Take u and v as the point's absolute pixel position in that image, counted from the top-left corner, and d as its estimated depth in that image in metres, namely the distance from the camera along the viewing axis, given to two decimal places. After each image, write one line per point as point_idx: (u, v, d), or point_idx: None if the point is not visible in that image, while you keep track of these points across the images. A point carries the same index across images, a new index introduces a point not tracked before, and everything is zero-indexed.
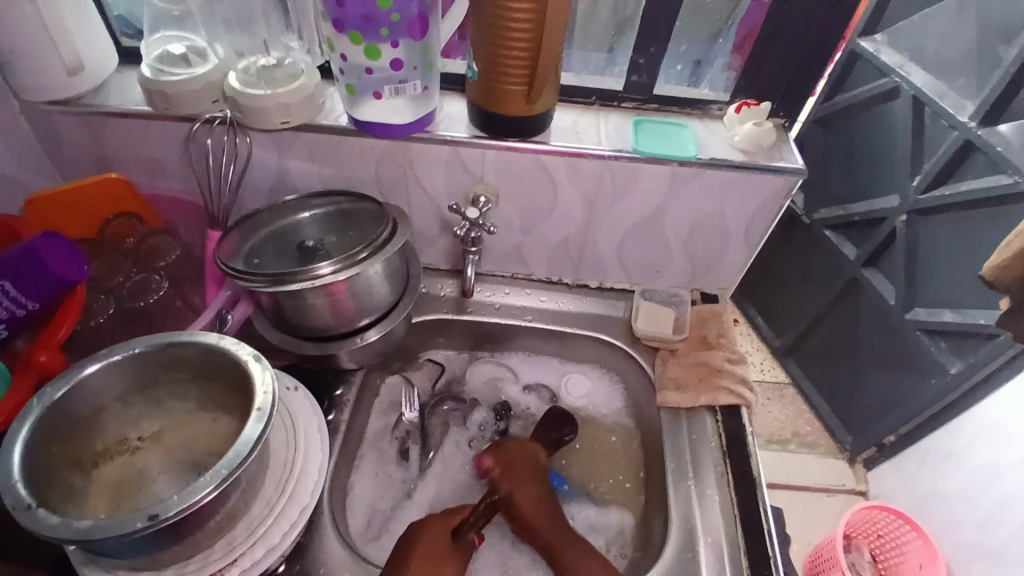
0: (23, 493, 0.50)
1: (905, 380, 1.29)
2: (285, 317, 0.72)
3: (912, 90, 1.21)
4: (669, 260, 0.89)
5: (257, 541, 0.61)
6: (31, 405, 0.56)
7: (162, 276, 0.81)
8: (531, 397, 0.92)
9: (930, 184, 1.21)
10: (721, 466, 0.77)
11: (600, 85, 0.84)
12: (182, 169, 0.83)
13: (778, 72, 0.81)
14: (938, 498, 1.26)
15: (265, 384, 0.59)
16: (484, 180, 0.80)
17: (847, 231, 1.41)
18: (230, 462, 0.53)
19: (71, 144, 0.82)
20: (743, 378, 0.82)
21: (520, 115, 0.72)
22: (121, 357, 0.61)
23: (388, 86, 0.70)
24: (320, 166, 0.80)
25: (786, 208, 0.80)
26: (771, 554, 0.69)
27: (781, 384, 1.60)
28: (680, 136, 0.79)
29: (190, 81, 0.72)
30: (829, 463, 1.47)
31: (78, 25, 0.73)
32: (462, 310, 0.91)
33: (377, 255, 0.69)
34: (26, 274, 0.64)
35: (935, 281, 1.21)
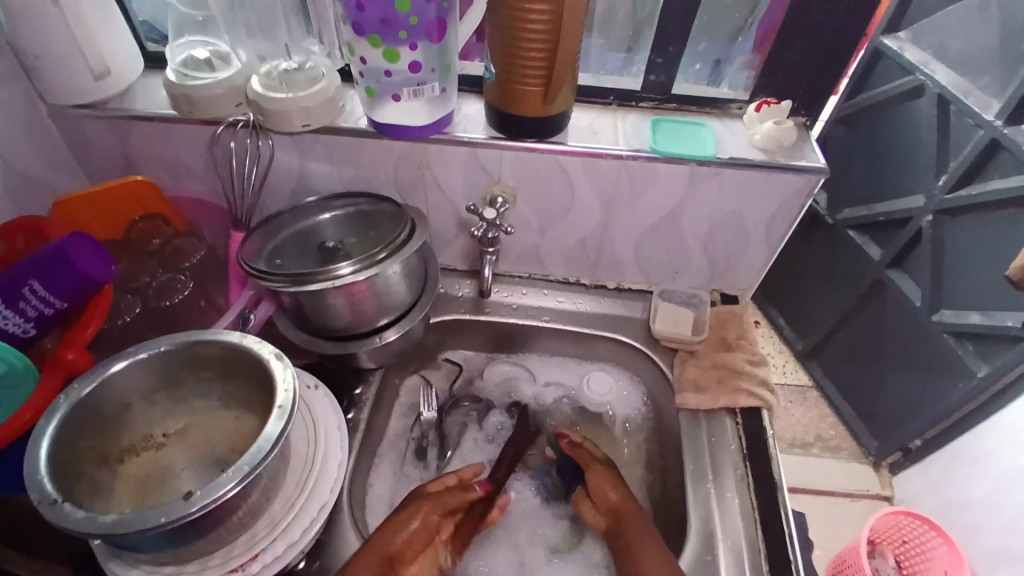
0: (49, 487, 0.51)
1: (932, 382, 1.26)
2: (306, 317, 0.74)
3: (936, 88, 1.18)
4: (687, 261, 0.88)
5: (278, 536, 0.61)
6: (58, 401, 0.58)
7: (187, 276, 0.82)
8: (552, 391, 0.93)
9: (956, 183, 1.18)
10: (740, 469, 0.76)
11: (617, 85, 0.84)
12: (205, 171, 0.85)
13: (800, 70, 0.80)
14: (964, 503, 1.22)
15: (287, 382, 0.60)
16: (502, 180, 0.80)
17: (871, 231, 1.38)
18: (252, 458, 0.54)
19: (98, 149, 0.84)
20: (764, 380, 0.82)
21: (536, 115, 0.72)
22: (147, 354, 0.63)
23: (407, 88, 0.70)
24: (341, 168, 0.81)
25: (808, 208, 0.79)
26: (792, 558, 0.68)
27: (804, 387, 1.58)
28: (699, 135, 0.78)
29: (215, 86, 0.74)
30: (853, 467, 1.44)
31: (106, 33, 0.75)
32: (479, 310, 0.91)
33: (395, 255, 0.70)
34: (53, 274, 0.66)
35: (961, 281, 1.19)
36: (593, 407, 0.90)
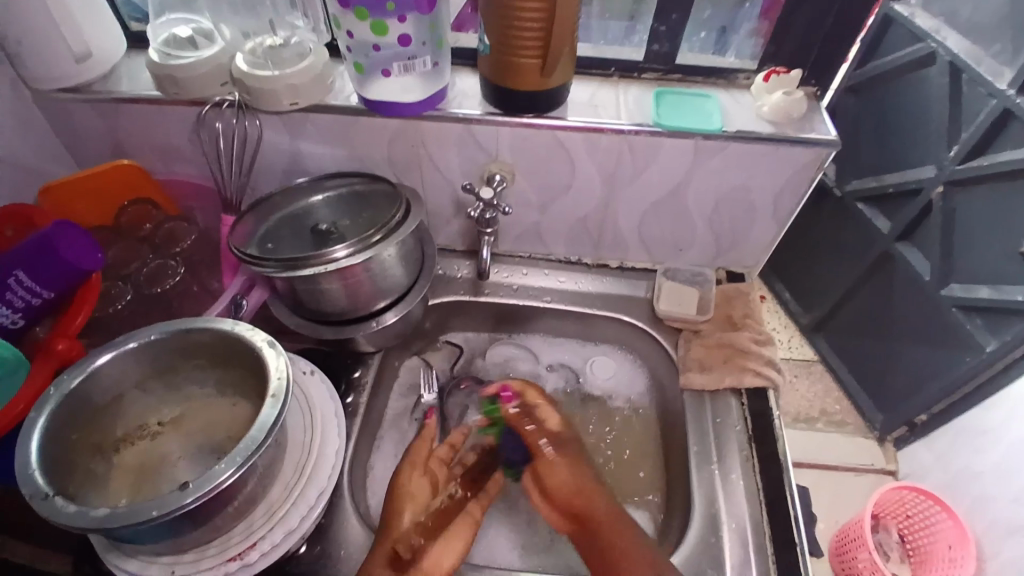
0: (41, 482, 0.51)
1: (939, 356, 1.24)
2: (301, 302, 0.72)
3: (948, 55, 1.14)
4: (692, 238, 0.86)
5: (277, 524, 0.61)
6: (48, 394, 0.56)
7: (178, 261, 0.80)
8: (554, 375, 0.90)
9: (969, 154, 1.14)
10: (746, 450, 0.75)
11: (619, 55, 0.81)
12: (194, 153, 0.82)
13: (809, 37, 0.76)
14: (971, 473, 1.21)
15: (280, 370, 0.59)
16: (499, 157, 0.77)
17: (880, 203, 1.34)
18: (246, 448, 0.53)
19: (85, 132, 0.82)
20: (771, 360, 0.80)
21: (534, 89, 0.69)
22: (137, 343, 0.61)
23: (397, 63, 0.68)
24: (333, 147, 0.78)
25: (817, 181, 0.76)
26: (797, 540, 0.67)
27: (808, 361, 1.55)
28: (704, 107, 0.75)
29: (200, 64, 0.71)
30: (857, 442, 1.43)
31: (85, 11, 0.72)
32: (479, 292, 0.89)
33: (391, 238, 0.68)
34: (40, 263, 0.64)
35: (972, 254, 1.16)
36: (592, 391, 0.89)
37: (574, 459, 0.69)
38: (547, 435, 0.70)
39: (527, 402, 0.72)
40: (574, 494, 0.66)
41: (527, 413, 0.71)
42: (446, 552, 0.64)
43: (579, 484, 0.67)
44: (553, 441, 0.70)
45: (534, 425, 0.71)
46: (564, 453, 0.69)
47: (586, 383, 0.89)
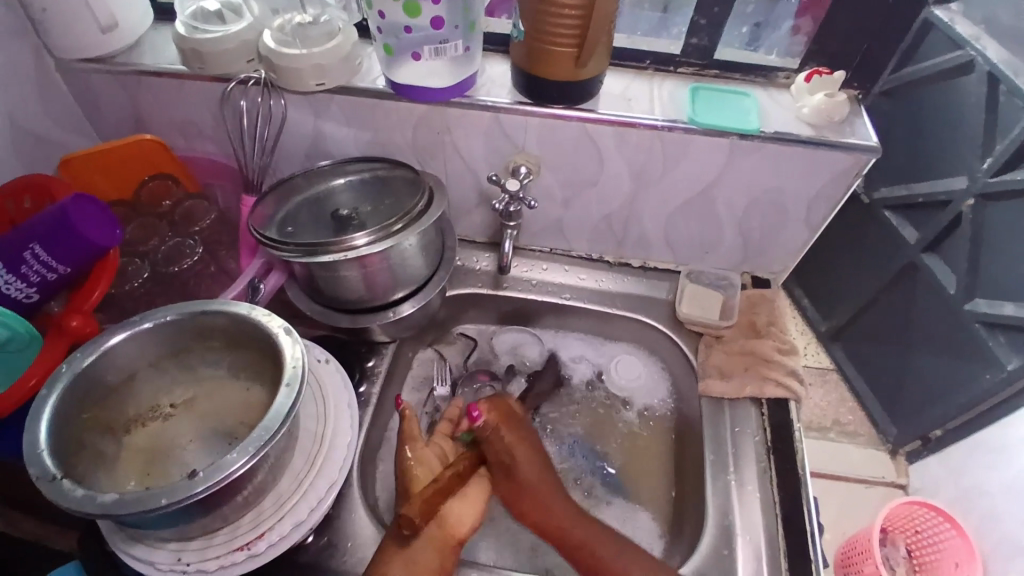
0: (49, 463, 0.50)
1: (960, 370, 1.15)
2: (318, 288, 0.71)
3: (987, 64, 1.02)
4: (719, 239, 0.84)
5: (285, 516, 0.60)
6: (60, 371, 0.56)
7: (195, 241, 0.79)
8: (577, 368, 0.88)
9: (1001, 167, 1.03)
10: (763, 460, 0.73)
11: (653, 47, 0.78)
12: (216, 131, 0.81)
13: (855, 38, 0.73)
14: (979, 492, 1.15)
15: (296, 357, 0.58)
16: (526, 150, 0.75)
17: (908, 212, 1.23)
18: (258, 438, 0.52)
19: (107, 105, 0.80)
20: (794, 370, 0.78)
21: (567, 80, 0.67)
22: (151, 324, 0.60)
23: (427, 46, 0.66)
24: (357, 130, 0.77)
25: (853, 189, 0.74)
26: (814, 556, 0.66)
27: (825, 369, 1.44)
28: (741, 105, 0.73)
29: (226, 40, 0.70)
30: (869, 452, 1.34)
31: None
32: (498, 286, 0.87)
33: (412, 226, 0.66)
34: (57, 238, 0.63)
35: (1000, 266, 1.06)
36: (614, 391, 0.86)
37: (532, 476, 0.65)
38: (505, 447, 0.66)
39: (494, 419, 0.67)
40: (531, 503, 0.64)
41: (495, 428, 0.66)
42: (464, 509, 0.62)
43: (540, 500, 0.64)
44: (510, 456, 0.65)
45: (499, 440, 0.66)
46: (520, 466, 0.65)
47: (609, 381, 0.87)
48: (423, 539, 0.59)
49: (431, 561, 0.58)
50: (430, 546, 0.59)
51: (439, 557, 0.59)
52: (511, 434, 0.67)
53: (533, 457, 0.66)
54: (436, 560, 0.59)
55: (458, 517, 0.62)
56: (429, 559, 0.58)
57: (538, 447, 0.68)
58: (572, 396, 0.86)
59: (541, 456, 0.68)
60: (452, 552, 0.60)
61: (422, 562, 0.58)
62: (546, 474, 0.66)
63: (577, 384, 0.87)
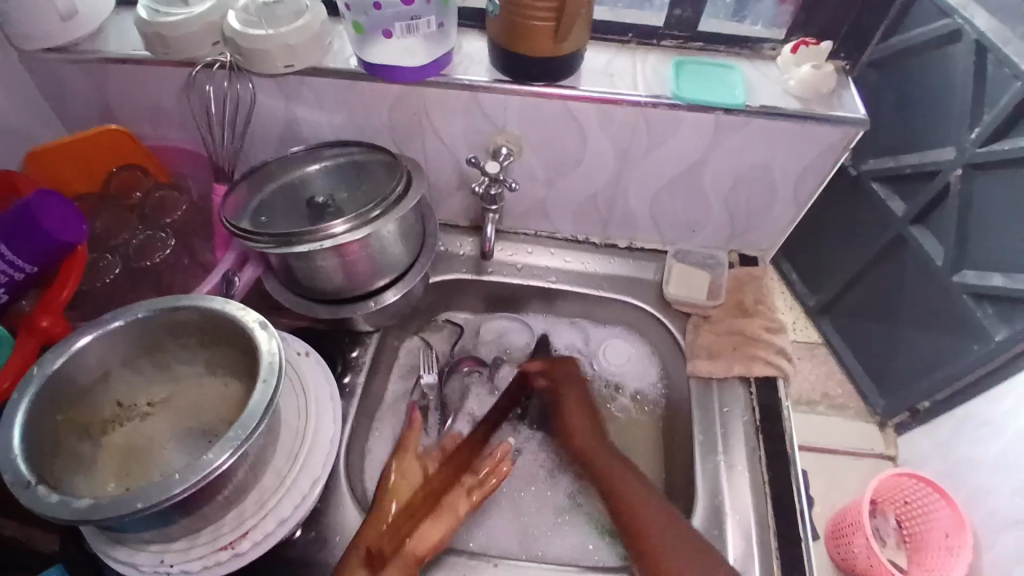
0: (23, 468, 0.49)
1: (946, 342, 1.13)
2: (297, 279, 0.69)
3: (974, 33, 0.97)
4: (706, 217, 0.82)
5: (268, 514, 0.59)
6: (31, 374, 0.54)
7: (168, 233, 0.77)
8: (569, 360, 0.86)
9: (992, 135, 0.99)
10: (753, 441, 0.72)
11: (638, 20, 0.76)
12: (184, 117, 0.77)
13: (843, 9, 0.72)
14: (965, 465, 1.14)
15: (272, 351, 0.56)
16: (506, 130, 0.73)
17: (896, 184, 1.18)
18: (237, 435, 0.50)
19: (69, 93, 0.77)
20: (782, 349, 0.77)
21: (547, 56, 0.64)
22: (122, 322, 0.58)
23: (399, 23, 0.63)
24: (330, 114, 0.74)
25: (843, 162, 0.72)
26: (803, 535, 0.65)
27: (812, 344, 1.41)
28: (728, 78, 0.71)
29: (190, 22, 0.66)
30: (856, 425, 1.31)
31: None
32: (482, 272, 0.85)
33: (391, 212, 0.64)
34: (21, 235, 0.61)
35: (988, 239, 1.03)
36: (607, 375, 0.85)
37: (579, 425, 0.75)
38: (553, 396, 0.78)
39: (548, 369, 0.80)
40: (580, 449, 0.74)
41: (553, 379, 0.79)
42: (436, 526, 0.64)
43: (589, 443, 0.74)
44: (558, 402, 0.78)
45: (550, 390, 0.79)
46: (567, 412, 0.77)
47: (599, 368, 0.86)
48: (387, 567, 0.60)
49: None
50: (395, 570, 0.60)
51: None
52: (563, 381, 0.79)
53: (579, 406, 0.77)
54: None
55: (426, 537, 0.63)
56: None
57: (589, 402, 0.78)
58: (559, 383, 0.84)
59: (588, 405, 0.78)
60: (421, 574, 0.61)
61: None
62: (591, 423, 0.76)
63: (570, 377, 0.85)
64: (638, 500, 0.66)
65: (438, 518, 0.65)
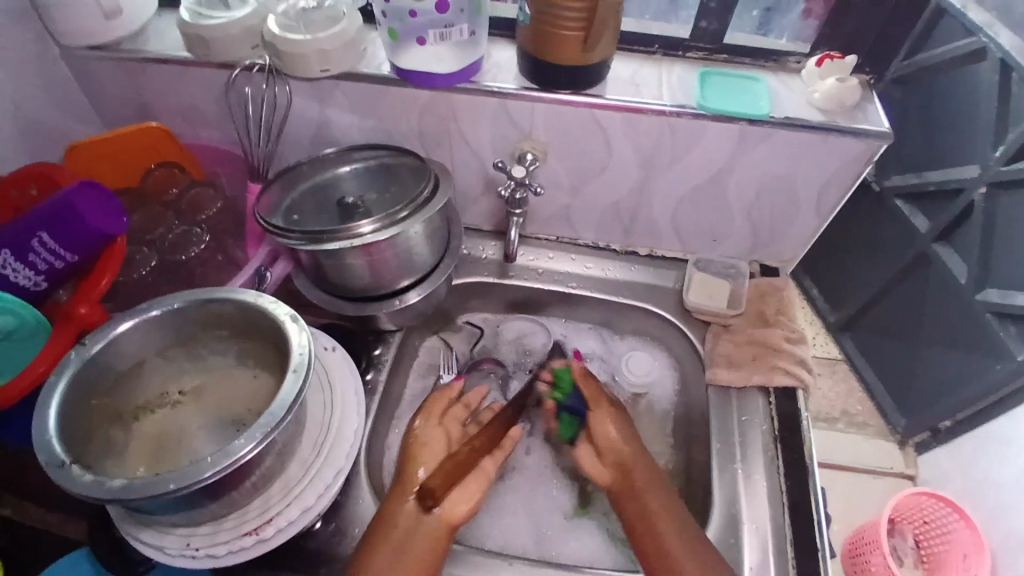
0: (58, 449, 0.51)
1: (968, 360, 1.11)
2: (324, 276, 0.71)
3: (999, 52, 0.96)
4: (728, 227, 0.83)
5: (291, 503, 0.60)
6: (69, 359, 0.56)
7: (203, 229, 0.79)
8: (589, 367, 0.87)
9: (1017, 154, 0.98)
10: (771, 450, 0.73)
11: (664, 31, 0.77)
12: (219, 118, 0.80)
13: (868, 25, 0.72)
14: (988, 485, 1.11)
15: (302, 345, 0.58)
16: (532, 136, 0.74)
17: (921, 200, 1.17)
18: (267, 423, 0.52)
19: (112, 93, 0.80)
20: (802, 359, 0.77)
21: (575, 64, 0.66)
22: (158, 312, 0.60)
23: (433, 31, 0.66)
24: (360, 117, 0.76)
25: (866, 175, 0.73)
26: (821, 545, 0.65)
27: (832, 360, 1.39)
28: (753, 90, 0.72)
29: (230, 25, 0.69)
30: (876, 444, 1.30)
31: None
32: (504, 275, 0.87)
33: (418, 214, 0.66)
34: (63, 226, 0.63)
35: (1012, 256, 1.01)
36: (629, 389, 0.84)
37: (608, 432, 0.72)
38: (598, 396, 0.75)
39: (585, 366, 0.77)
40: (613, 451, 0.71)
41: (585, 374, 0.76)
42: (464, 496, 0.66)
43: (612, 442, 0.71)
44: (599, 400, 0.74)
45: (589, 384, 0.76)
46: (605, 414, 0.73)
47: (620, 378, 0.86)
48: (418, 522, 0.62)
49: (423, 546, 0.60)
50: (430, 528, 0.62)
51: (430, 544, 0.61)
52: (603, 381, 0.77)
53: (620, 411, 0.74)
54: (429, 547, 0.60)
55: (455, 505, 0.65)
56: (427, 548, 0.60)
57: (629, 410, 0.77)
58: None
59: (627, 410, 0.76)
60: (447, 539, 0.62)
61: (416, 543, 0.60)
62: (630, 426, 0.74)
63: None
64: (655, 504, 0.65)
65: (471, 484, 0.67)
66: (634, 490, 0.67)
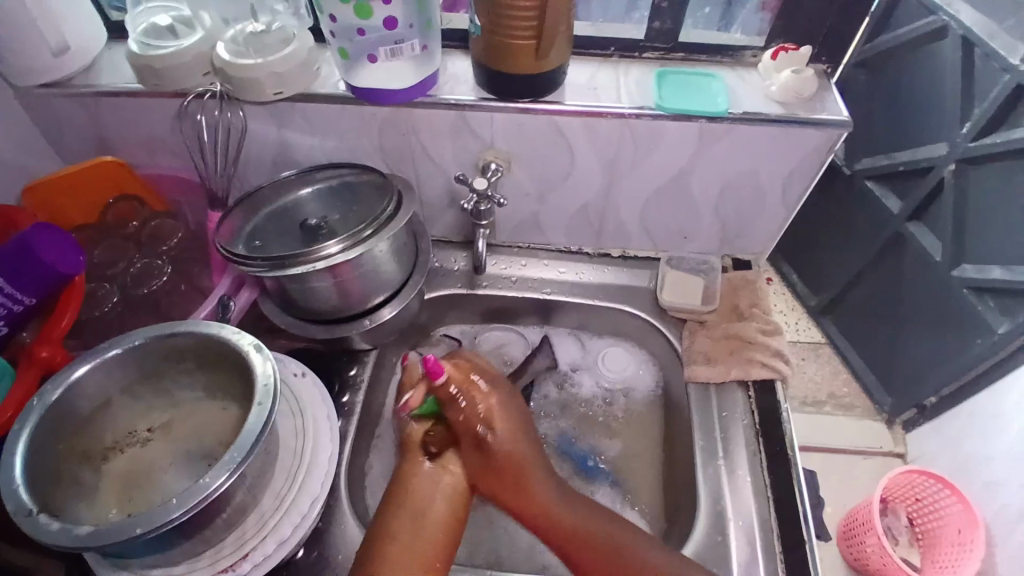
0: (24, 497, 0.49)
1: (947, 338, 1.11)
2: (292, 301, 0.70)
3: (960, 29, 0.96)
4: (697, 224, 0.83)
5: (268, 535, 0.59)
6: (31, 405, 0.54)
7: (165, 260, 0.78)
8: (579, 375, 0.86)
9: (982, 130, 0.97)
10: (753, 444, 0.73)
11: (618, 34, 0.77)
12: (177, 147, 0.79)
13: (820, 16, 0.72)
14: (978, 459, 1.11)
15: (267, 373, 0.57)
16: (494, 146, 0.74)
17: (891, 181, 1.16)
18: (238, 452, 0.51)
19: (66, 128, 0.78)
20: (779, 351, 0.77)
21: (529, 72, 0.65)
22: (120, 350, 0.59)
23: (384, 47, 0.65)
24: (320, 137, 0.75)
25: (828, 164, 0.73)
26: (807, 536, 0.66)
27: (816, 344, 1.39)
28: (710, 87, 0.71)
29: (181, 53, 0.68)
30: (864, 424, 1.30)
31: (66, 7, 0.70)
32: (474, 285, 0.86)
33: (382, 232, 0.65)
34: (18, 268, 0.62)
35: (987, 228, 1.01)
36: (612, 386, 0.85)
37: (507, 447, 0.62)
38: (482, 419, 0.63)
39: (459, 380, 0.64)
40: (512, 483, 0.60)
41: (461, 389, 0.64)
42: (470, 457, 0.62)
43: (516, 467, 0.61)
44: (487, 422, 0.62)
45: (468, 402, 0.63)
46: (500, 437, 0.62)
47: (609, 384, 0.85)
48: (434, 483, 0.60)
49: (442, 509, 0.58)
50: (446, 490, 0.60)
51: (450, 506, 0.59)
52: (484, 398, 0.64)
53: (512, 432, 0.63)
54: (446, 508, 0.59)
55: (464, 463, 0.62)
56: (442, 508, 0.58)
57: (522, 422, 0.65)
58: (543, 401, 0.84)
59: (521, 425, 0.64)
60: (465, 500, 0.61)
61: (437, 507, 0.58)
62: (526, 447, 0.63)
63: (582, 392, 0.85)
64: (579, 524, 0.58)
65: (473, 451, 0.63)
66: (556, 523, 0.58)
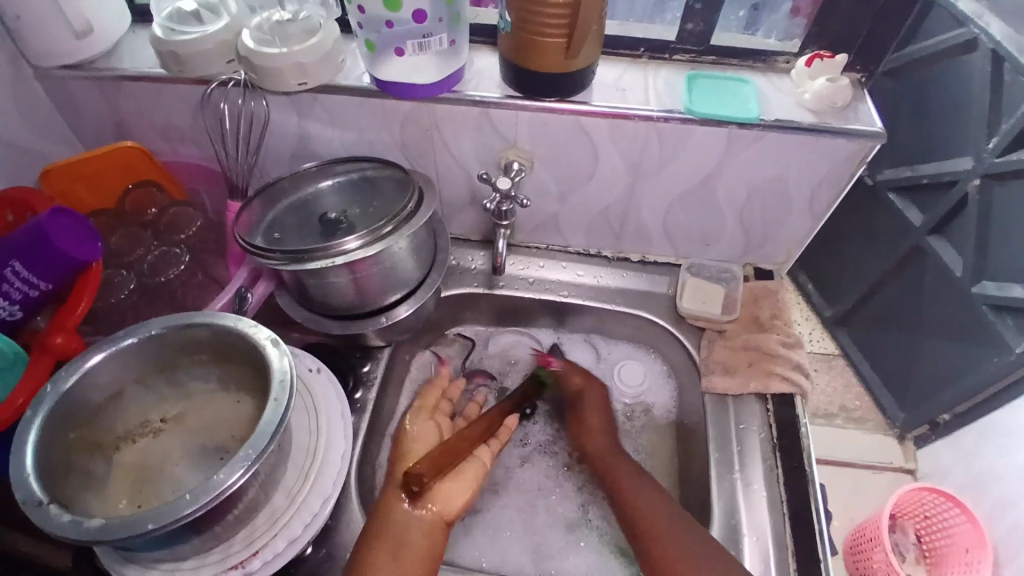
0: (36, 486, 0.49)
1: (966, 356, 1.08)
2: (308, 294, 0.69)
3: (990, 43, 0.94)
4: (720, 230, 0.81)
5: (278, 532, 0.58)
6: (44, 393, 0.54)
7: (183, 249, 0.77)
8: None
9: (1009, 145, 0.94)
10: (770, 459, 0.71)
11: (648, 34, 0.75)
12: (197, 134, 0.78)
13: (859, 24, 0.71)
14: (992, 479, 1.09)
15: (284, 368, 0.56)
16: (518, 145, 0.73)
17: (914, 193, 1.14)
18: (253, 446, 0.51)
19: (87, 112, 0.78)
20: (799, 364, 0.75)
21: (556, 72, 0.64)
22: (134, 340, 0.59)
23: (411, 41, 0.63)
24: (342, 131, 0.74)
25: (860, 175, 0.71)
26: (823, 556, 0.64)
27: (829, 356, 1.35)
28: (741, 92, 0.70)
29: (203, 40, 0.67)
30: (876, 438, 1.27)
31: None
32: (492, 285, 0.85)
33: (402, 229, 0.64)
34: (35, 253, 0.61)
35: (1010, 244, 0.97)
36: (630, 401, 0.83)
37: (597, 423, 0.74)
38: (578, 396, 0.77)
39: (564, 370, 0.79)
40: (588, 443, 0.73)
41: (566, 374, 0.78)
42: (456, 491, 0.65)
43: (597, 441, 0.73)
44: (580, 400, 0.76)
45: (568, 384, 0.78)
46: (587, 412, 0.75)
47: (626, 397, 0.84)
48: (413, 518, 0.61)
49: (420, 543, 0.60)
50: (423, 524, 0.61)
51: (427, 539, 0.60)
52: (583, 381, 0.78)
53: (602, 410, 0.75)
54: (425, 538, 0.60)
55: (450, 497, 0.64)
56: (421, 542, 0.60)
57: (609, 407, 0.77)
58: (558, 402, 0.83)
59: (609, 409, 0.76)
60: (442, 532, 0.62)
61: (415, 541, 0.59)
62: (609, 425, 0.75)
63: None
64: (629, 484, 0.67)
65: (460, 482, 0.66)
66: (611, 473, 0.69)
